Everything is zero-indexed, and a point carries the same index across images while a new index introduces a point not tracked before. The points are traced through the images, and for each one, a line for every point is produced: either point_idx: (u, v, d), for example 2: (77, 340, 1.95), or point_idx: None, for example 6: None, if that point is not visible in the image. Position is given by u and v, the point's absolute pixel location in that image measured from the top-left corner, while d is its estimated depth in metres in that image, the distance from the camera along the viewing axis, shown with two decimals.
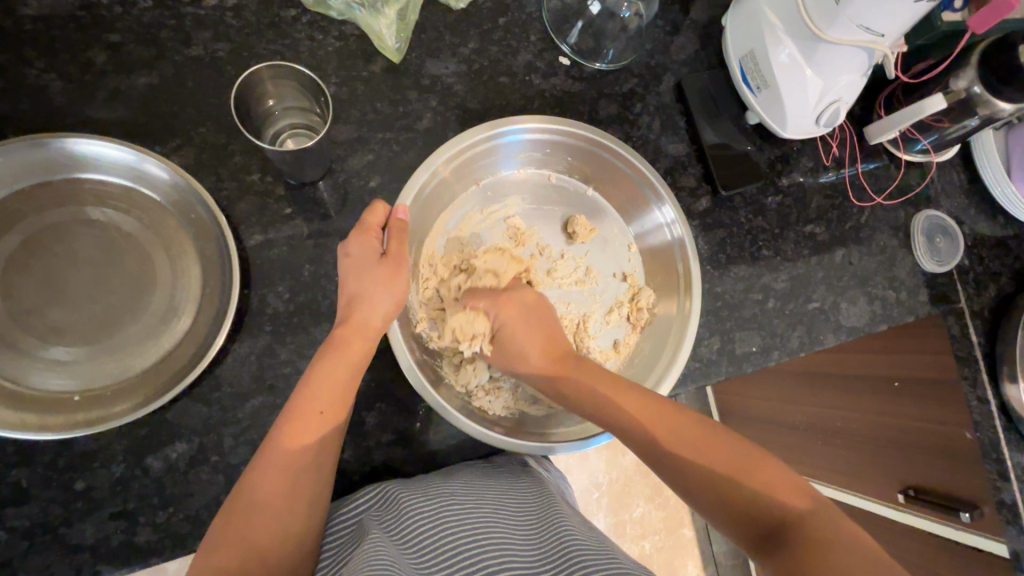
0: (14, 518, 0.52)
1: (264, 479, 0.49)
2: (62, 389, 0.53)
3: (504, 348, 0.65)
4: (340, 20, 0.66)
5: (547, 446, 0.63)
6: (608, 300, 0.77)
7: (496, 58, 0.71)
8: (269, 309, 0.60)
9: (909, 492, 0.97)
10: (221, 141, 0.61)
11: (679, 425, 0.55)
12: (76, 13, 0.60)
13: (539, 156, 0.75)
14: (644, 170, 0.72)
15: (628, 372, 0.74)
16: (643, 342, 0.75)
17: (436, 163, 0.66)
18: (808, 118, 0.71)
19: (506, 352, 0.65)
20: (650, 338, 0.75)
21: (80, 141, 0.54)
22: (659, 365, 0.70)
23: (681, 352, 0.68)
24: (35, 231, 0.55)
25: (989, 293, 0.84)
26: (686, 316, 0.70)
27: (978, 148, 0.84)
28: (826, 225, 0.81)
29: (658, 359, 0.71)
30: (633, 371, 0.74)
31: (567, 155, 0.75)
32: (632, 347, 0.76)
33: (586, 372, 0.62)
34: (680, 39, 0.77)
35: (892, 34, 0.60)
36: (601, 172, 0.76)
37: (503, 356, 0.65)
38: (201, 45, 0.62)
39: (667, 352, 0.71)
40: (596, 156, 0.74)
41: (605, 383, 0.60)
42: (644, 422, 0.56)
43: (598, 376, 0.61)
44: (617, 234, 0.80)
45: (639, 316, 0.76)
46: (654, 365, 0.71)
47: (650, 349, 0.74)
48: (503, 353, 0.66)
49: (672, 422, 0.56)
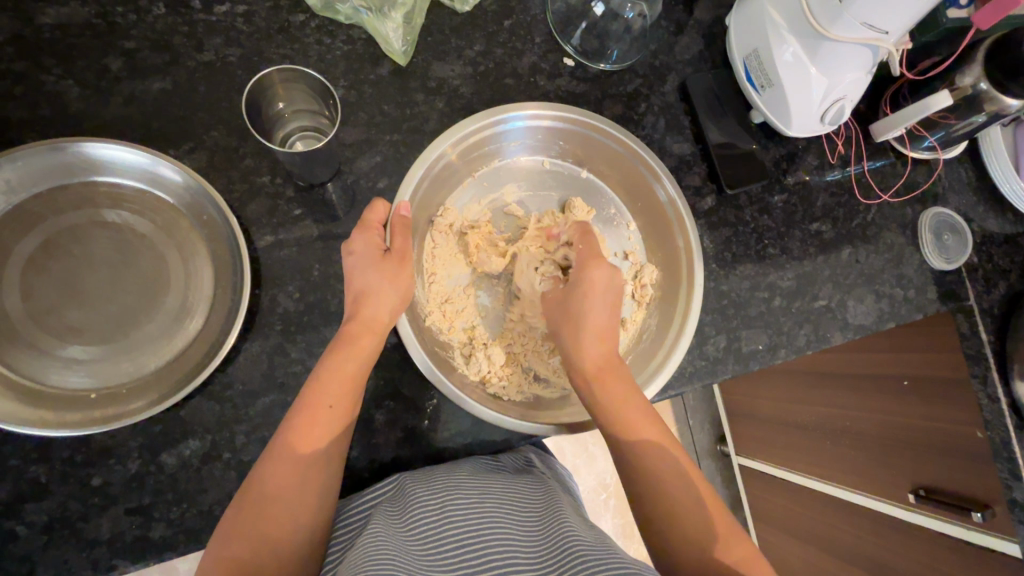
0: (33, 513, 0.54)
1: (275, 471, 0.50)
2: (79, 387, 0.54)
3: (565, 305, 0.66)
4: (347, 24, 0.67)
5: (534, 428, 0.64)
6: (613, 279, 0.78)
7: (502, 60, 0.72)
8: (280, 309, 0.61)
9: (920, 492, 0.95)
10: (232, 144, 0.63)
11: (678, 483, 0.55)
12: (93, 20, 0.61)
13: (531, 143, 0.76)
14: (638, 148, 0.72)
15: (637, 348, 0.75)
16: (649, 317, 0.76)
17: (442, 147, 0.67)
18: (813, 116, 0.71)
19: (558, 309, 0.66)
20: (655, 312, 0.76)
21: (95, 145, 0.56)
22: (668, 334, 0.72)
23: (689, 320, 0.70)
24: (54, 234, 0.56)
25: (999, 290, 0.83)
26: (691, 284, 0.72)
27: (986, 144, 0.83)
28: (832, 223, 0.81)
29: (667, 329, 0.73)
30: (642, 345, 0.75)
31: (559, 140, 0.75)
32: (639, 324, 0.76)
33: (621, 386, 0.60)
34: (684, 39, 0.78)
35: (895, 32, 0.61)
36: (594, 155, 0.77)
37: (563, 307, 0.66)
38: (213, 50, 0.64)
39: (676, 321, 0.72)
40: (589, 138, 0.74)
41: (640, 409, 0.59)
42: (651, 463, 0.56)
43: (633, 398, 0.60)
44: (615, 215, 0.80)
45: (644, 292, 0.76)
46: (666, 335, 0.72)
47: (656, 322, 0.75)
48: (554, 309, 0.67)
49: (674, 478, 0.56)
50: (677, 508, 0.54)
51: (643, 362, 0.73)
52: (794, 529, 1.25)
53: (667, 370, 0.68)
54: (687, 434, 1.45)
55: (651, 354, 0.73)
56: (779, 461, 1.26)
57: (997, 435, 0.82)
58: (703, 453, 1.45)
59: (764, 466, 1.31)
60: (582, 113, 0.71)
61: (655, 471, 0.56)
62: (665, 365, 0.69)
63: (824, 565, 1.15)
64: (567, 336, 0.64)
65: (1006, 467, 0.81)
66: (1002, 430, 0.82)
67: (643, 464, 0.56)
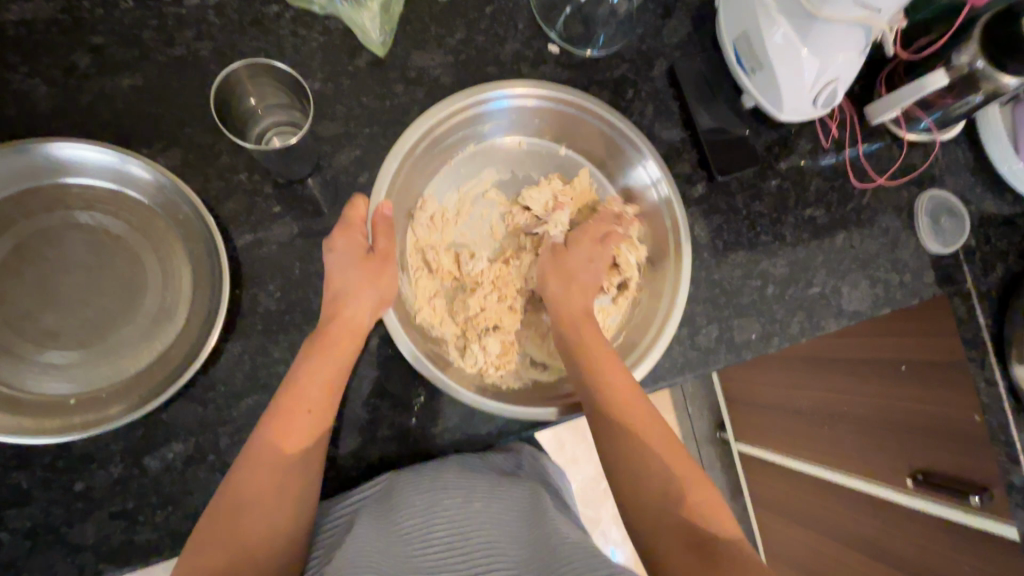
0: (16, 519, 0.53)
1: (252, 475, 0.50)
2: (57, 393, 0.53)
3: (562, 259, 0.69)
4: (323, 14, 0.65)
5: (547, 412, 0.63)
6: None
7: (484, 48, 0.70)
8: (261, 308, 0.60)
9: (917, 477, 0.94)
10: (207, 141, 0.61)
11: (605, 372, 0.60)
12: (58, 16, 0.60)
13: (507, 123, 0.74)
14: (619, 123, 0.71)
15: (630, 326, 0.74)
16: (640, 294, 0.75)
17: (428, 124, 0.66)
18: (805, 99, 0.69)
19: (554, 260, 0.69)
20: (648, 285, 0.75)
21: (66, 145, 0.55)
22: (659, 306, 0.71)
23: (681, 293, 0.69)
24: (27, 237, 0.55)
25: (997, 273, 0.82)
26: (680, 257, 0.70)
27: (984, 125, 0.82)
28: (826, 208, 0.79)
29: (657, 304, 0.72)
30: (636, 318, 0.74)
31: (534, 118, 0.74)
32: (630, 299, 0.75)
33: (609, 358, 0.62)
34: (672, 22, 0.76)
35: (887, 10, 0.58)
36: (573, 132, 0.75)
37: (557, 261, 0.69)
38: (185, 45, 0.62)
39: (665, 296, 0.71)
40: (567, 115, 0.72)
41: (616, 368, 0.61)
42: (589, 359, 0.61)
43: (614, 364, 0.61)
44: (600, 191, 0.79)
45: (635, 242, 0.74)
46: (656, 309, 0.71)
47: (647, 298, 0.74)
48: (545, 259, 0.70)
49: (603, 361, 0.61)
50: (635, 431, 0.57)
51: (633, 340, 0.72)
52: (793, 514, 1.25)
53: (653, 356, 0.67)
54: (686, 420, 1.45)
55: (644, 329, 0.72)
56: (773, 444, 1.26)
57: (993, 419, 0.82)
58: (703, 441, 1.45)
59: (760, 450, 1.31)
60: (559, 89, 0.69)
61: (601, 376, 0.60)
62: (658, 341, 0.68)
63: (822, 550, 1.16)
64: (565, 285, 0.67)
65: (1005, 451, 0.81)
66: (1001, 414, 0.81)
67: (588, 359, 0.61)
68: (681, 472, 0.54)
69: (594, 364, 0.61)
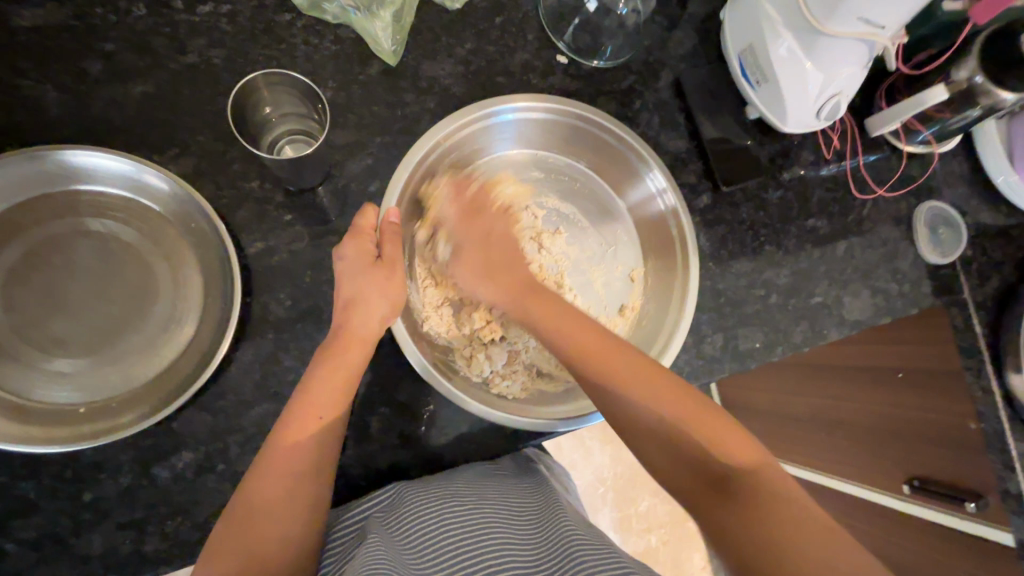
0: (22, 529, 0.53)
1: (265, 484, 0.50)
2: (66, 402, 0.53)
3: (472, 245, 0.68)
4: (335, 23, 0.66)
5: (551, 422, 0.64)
6: (581, 245, 0.78)
7: (493, 58, 0.71)
8: (272, 316, 0.60)
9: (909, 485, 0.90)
10: (219, 149, 0.61)
11: (571, 334, 0.59)
12: (69, 22, 0.59)
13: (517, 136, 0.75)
14: (625, 137, 0.71)
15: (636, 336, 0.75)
16: (647, 304, 0.76)
17: (438, 136, 0.66)
18: (808, 111, 0.70)
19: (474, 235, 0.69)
20: (651, 296, 0.76)
21: (78, 153, 0.54)
22: (668, 314, 0.72)
23: (688, 305, 0.69)
24: (37, 245, 0.55)
25: (993, 284, 0.85)
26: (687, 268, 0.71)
27: (980, 138, 0.83)
28: (827, 219, 0.80)
29: (665, 314, 0.72)
30: (644, 329, 0.75)
31: (543, 132, 0.74)
32: (638, 310, 0.77)
33: (567, 318, 0.60)
34: (678, 34, 0.77)
35: (892, 27, 0.60)
36: (580, 145, 0.76)
37: (476, 242, 0.68)
38: (196, 52, 0.62)
39: (673, 309, 0.71)
40: (575, 129, 0.73)
41: (579, 325, 0.59)
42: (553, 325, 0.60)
43: (583, 323, 0.60)
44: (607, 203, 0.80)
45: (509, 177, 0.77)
46: (664, 318, 0.72)
47: (655, 306, 0.75)
48: (472, 245, 0.68)
49: (568, 325, 0.59)
50: (621, 383, 0.55)
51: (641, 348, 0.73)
52: None
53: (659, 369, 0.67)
54: None
55: (651, 339, 0.72)
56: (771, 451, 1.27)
57: (991, 427, 0.81)
58: None
59: None
60: (568, 103, 0.70)
61: (568, 338, 0.59)
62: (665, 351, 0.68)
63: None
64: (504, 263, 0.67)
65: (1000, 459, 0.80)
66: (995, 422, 0.81)
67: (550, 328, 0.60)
68: (682, 412, 0.52)
69: (558, 331, 0.59)
